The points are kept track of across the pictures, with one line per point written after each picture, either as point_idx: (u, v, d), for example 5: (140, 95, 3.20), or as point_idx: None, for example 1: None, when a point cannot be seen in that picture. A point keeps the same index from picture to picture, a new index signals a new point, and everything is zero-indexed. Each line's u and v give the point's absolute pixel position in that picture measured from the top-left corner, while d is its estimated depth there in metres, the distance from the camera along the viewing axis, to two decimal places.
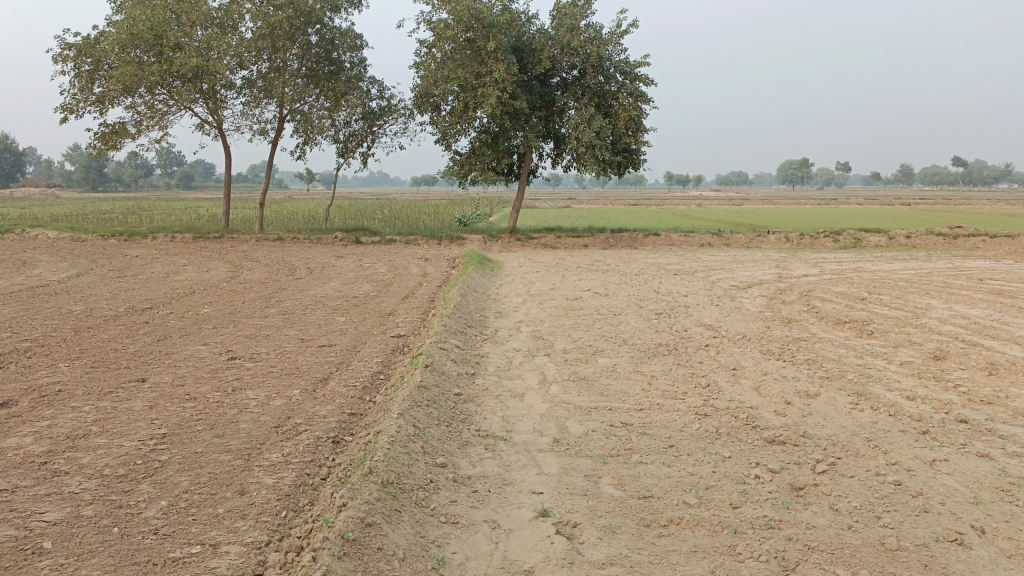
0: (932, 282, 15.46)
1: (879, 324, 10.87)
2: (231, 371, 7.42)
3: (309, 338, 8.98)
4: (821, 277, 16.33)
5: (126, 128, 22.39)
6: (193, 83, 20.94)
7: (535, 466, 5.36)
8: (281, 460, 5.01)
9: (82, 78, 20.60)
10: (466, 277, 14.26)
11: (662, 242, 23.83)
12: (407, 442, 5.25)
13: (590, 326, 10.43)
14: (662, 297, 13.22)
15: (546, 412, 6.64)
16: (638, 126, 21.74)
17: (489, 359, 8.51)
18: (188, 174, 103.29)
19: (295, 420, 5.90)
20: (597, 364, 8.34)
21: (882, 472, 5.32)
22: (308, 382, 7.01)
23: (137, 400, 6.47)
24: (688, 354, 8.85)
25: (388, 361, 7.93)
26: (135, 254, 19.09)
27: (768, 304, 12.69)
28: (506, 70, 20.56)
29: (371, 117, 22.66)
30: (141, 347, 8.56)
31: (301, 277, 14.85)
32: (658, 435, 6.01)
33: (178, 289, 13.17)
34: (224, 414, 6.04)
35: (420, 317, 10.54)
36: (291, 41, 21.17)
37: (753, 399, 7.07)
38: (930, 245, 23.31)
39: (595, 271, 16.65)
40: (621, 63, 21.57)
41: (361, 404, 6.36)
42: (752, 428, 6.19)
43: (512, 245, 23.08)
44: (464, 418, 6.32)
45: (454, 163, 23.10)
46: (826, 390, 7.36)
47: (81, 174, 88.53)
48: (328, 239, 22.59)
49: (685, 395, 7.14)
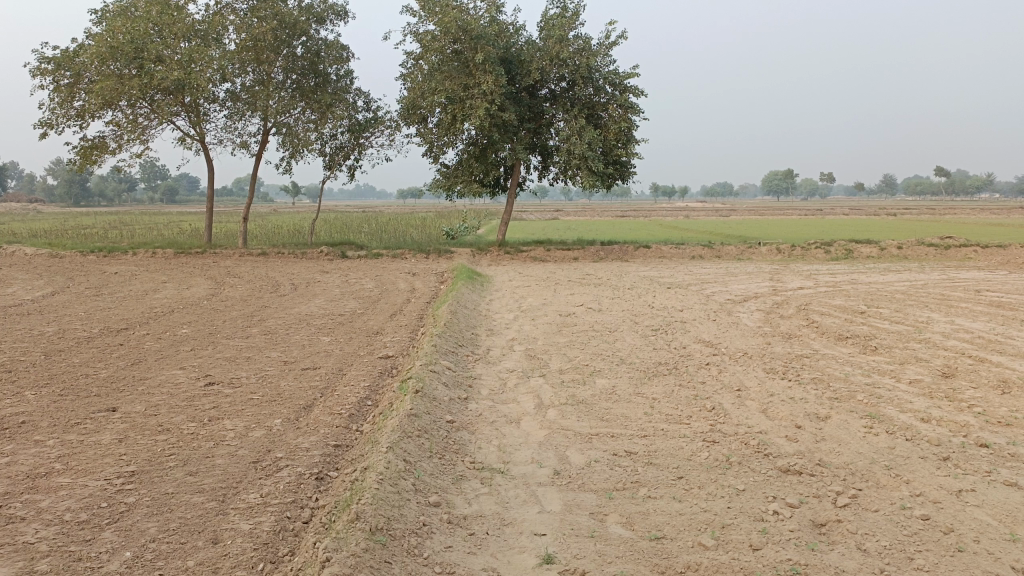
0: (929, 294, 15.21)
1: (882, 340, 10.56)
2: (208, 399, 6.98)
3: (293, 361, 8.55)
4: (816, 289, 16.05)
5: (106, 143, 21.90)
6: (175, 96, 20.49)
7: (535, 503, 4.96)
8: (260, 502, 4.59)
9: (62, 92, 20.13)
10: (455, 293, 13.86)
11: (652, 254, 23.51)
12: (397, 480, 4.84)
13: (586, 345, 10.06)
14: (657, 312, 12.88)
15: (544, 440, 6.25)
16: (628, 138, 21.50)
17: (481, 381, 8.11)
18: (172, 188, 102.39)
19: (275, 453, 5.48)
20: (595, 386, 7.95)
21: (907, 505, 4.96)
22: (291, 410, 6.58)
23: (106, 433, 6.03)
24: (689, 373, 8.49)
25: (375, 385, 7.51)
26: (114, 271, 18.59)
27: (766, 319, 12.37)
28: (494, 82, 20.24)
29: (357, 129, 22.27)
30: (114, 372, 8.11)
31: (286, 294, 14.39)
32: (665, 465, 5.63)
33: (157, 308, 12.70)
34: (199, 448, 5.61)
35: (409, 337, 10.12)
36: (276, 53, 20.79)
37: (762, 423, 6.70)
38: (922, 255, 23.13)
39: (587, 285, 16.30)
40: (611, 74, 21.34)
41: (346, 434, 5.95)
42: (764, 457, 5.82)
43: (502, 258, 22.71)
44: (457, 448, 5.91)
45: (441, 176, 22.71)
46: (837, 412, 7.00)
47: (63, 188, 87.66)
48: (313, 253, 22.14)
49: (690, 419, 6.76)
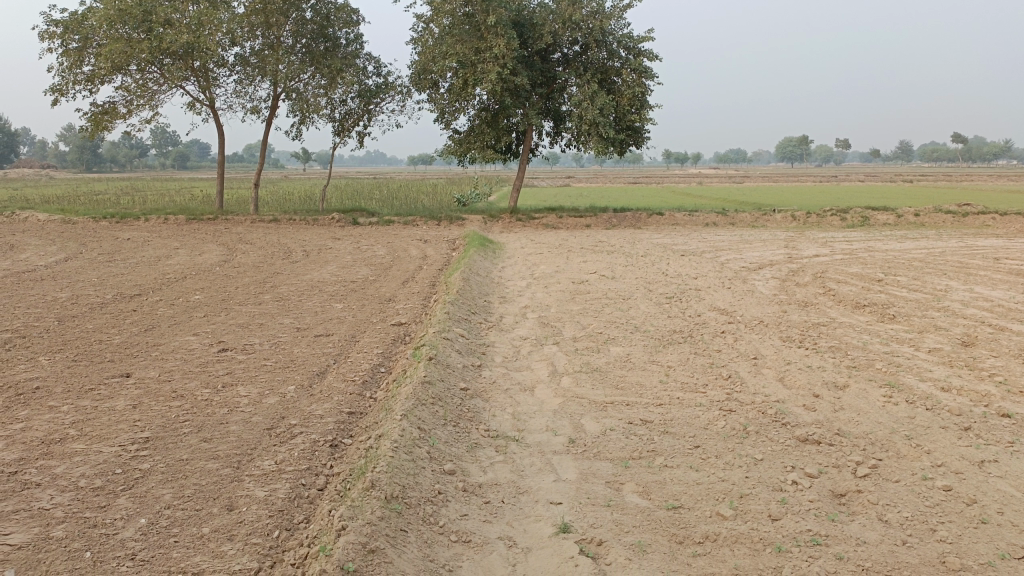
0: (947, 262, 14.99)
1: (901, 308, 10.41)
2: (222, 365, 6.96)
3: (305, 328, 8.51)
4: (832, 257, 15.86)
5: (116, 108, 21.77)
6: (184, 61, 20.29)
7: (551, 471, 4.92)
8: (274, 469, 4.57)
9: (70, 56, 19.96)
10: (467, 260, 13.77)
11: (665, 221, 23.30)
12: (412, 448, 4.80)
13: (599, 312, 9.98)
14: (671, 280, 12.75)
15: (558, 408, 6.19)
16: (642, 103, 21.16)
17: (495, 348, 8.05)
18: (183, 155, 102.29)
19: (289, 420, 5.45)
20: (610, 354, 7.88)
21: (929, 476, 4.89)
22: (304, 377, 6.55)
23: (120, 399, 6.02)
24: (704, 341, 8.39)
25: (389, 353, 7.47)
26: (126, 237, 18.58)
27: (782, 287, 12.22)
28: (506, 46, 19.91)
29: (368, 94, 22.03)
30: (127, 338, 8.10)
31: (297, 260, 14.35)
32: (682, 434, 5.57)
33: (170, 274, 12.69)
34: (213, 415, 5.59)
35: (421, 304, 10.06)
36: (285, 17, 20.50)
37: (779, 392, 6.62)
38: (939, 223, 22.81)
39: (600, 252, 16.18)
40: (625, 37, 20.94)
41: (360, 402, 5.91)
42: (782, 426, 5.75)
43: (514, 225, 22.55)
44: (472, 416, 5.87)
45: (452, 142, 22.48)
46: (856, 381, 6.91)
47: (75, 155, 87.84)
48: (324, 220, 22.04)
49: (707, 388, 6.69)
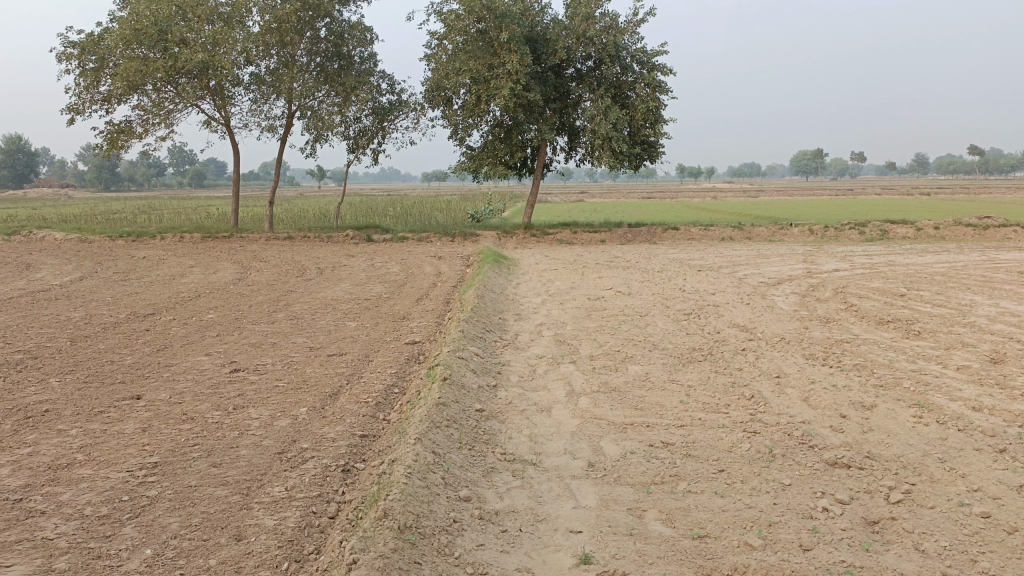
0: (970, 276, 14.70)
1: (925, 324, 10.16)
2: (233, 386, 6.84)
3: (318, 347, 8.40)
4: (852, 271, 15.61)
5: (133, 128, 21.91)
6: (199, 80, 20.40)
7: (570, 497, 4.75)
8: (285, 496, 4.43)
9: (87, 77, 20.14)
10: (482, 277, 13.65)
11: (681, 236, 23.11)
12: (426, 474, 4.65)
13: (616, 329, 9.81)
14: (689, 296, 12.56)
15: (577, 430, 6.02)
16: (656, 118, 21.05)
17: (511, 367, 7.90)
18: (200, 173, 103.32)
19: (301, 444, 5.32)
20: (628, 373, 7.71)
21: (966, 502, 4.67)
22: (317, 398, 6.42)
23: (129, 422, 5.90)
24: (725, 359, 8.20)
25: (403, 372, 7.33)
26: (142, 256, 18.63)
27: (802, 302, 12.00)
28: (519, 61, 19.88)
29: (381, 112, 22.05)
30: (139, 358, 8.02)
31: (311, 278, 14.29)
32: (706, 457, 5.39)
33: (184, 293, 12.64)
34: (223, 438, 5.46)
35: (436, 322, 9.93)
36: (300, 35, 20.60)
37: (805, 412, 6.42)
38: (960, 236, 22.48)
39: (616, 268, 16.01)
40: (639, 52, 20.87)
41: (374, 424, 5.77)
42: (809, 449, 5.55)
43: (528, 241, 22.43)
44: (488, 439, 5.71)
45: (466, 158, 22.44)
46: (884, 401, 6.70)
47: (93, 174, 88.92)
48: (338, 237, 22.03)
49: (729, 408, 6.50)
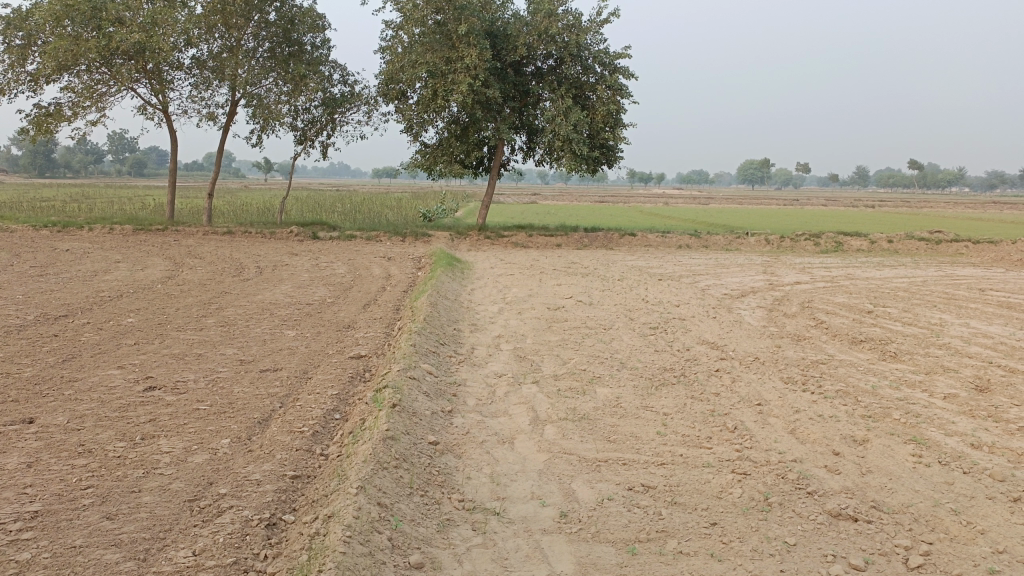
0: (933, 292, 14.43)
1: (900, 345, 9.68)
2: (146, 409, 5.88)
3: (250, 360, 7.47)
4: (814, 284, 15.24)
5: (61, 111, 20.37)
6: (135, 62, 19.04)
7: (541, 560, 4.00)
8: (192, 564, 3.57)
9: (12, 54, 18.65)
10: (434, 281, 12.79)
11: (638, 242, 22.58)
12: (369, 536, 3.84)
13: (580, 344, 9.10)
14: (653, 307, 11.93)
15: (544, 468, 5.28)
16: (616, 121, 20.47)
17: (466, 389, 7.09)
18: (141, 161, 100.14)
19: (218, 488, 4.44)
20: (597, 397, 6.96)
21: (996, 569, 4.08)
22: (242, 426, 5.52)
23: (11, 455, 4.92)
24: (700, 383, 7.53)
25: (345, 395, 6.45)
26: (66, 249, 17.25)
27: (770, 318, 11.46)
28: (478, 56, 19.09)
29: (332, 103, 20.99)
30: (40, 370, 6.98)
31: (249, 278, 13.25)
32: (694, 506, 4.69)
33: (104, 292, 11.50)
34: (124, 479, 4.55)
35: (384, 332, 9.07)
36: (246, 19, 19.43)
37: (794, 448, 5.78)
38: (913, 250, 22.46)
39: (574, 274, 15.33)
40: (601, 53, 20.26)
41: (309, 461, 4.93)
42: (808, 496, 4.90)
43: (482, 243, 21.65)
44: (442, 481, 4.91)
45: (419, 155, 21.53)
46: (876, 436, 6.12)
47: (27, 160, 85.08)
48: (282, 234, 20.89)
49: (712, 443, 5.82)
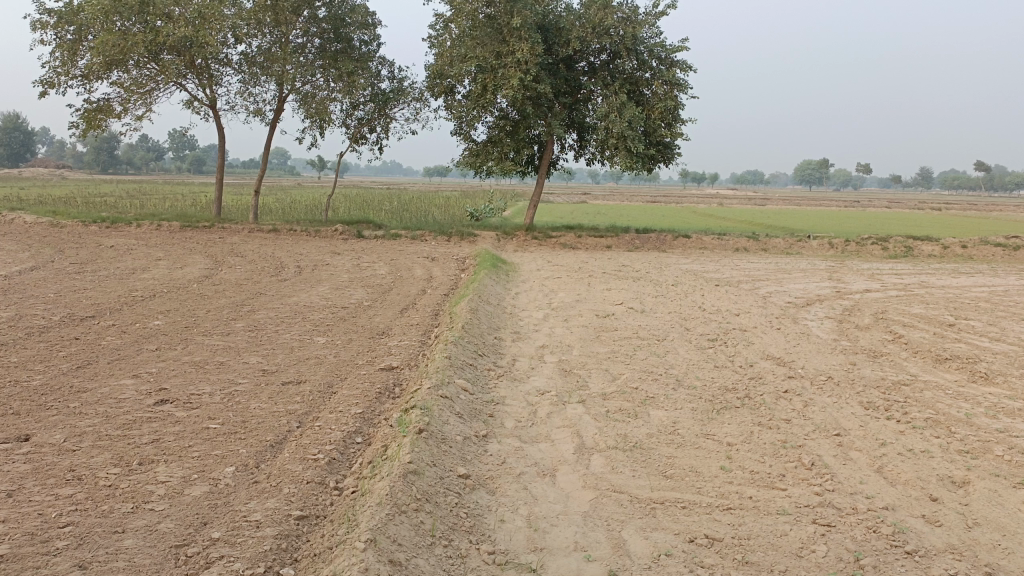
0: (1018, 303, 13.25)
1: (991, 365, 8.64)
2: (151, 427, 5.34)
3: (274, 370, 6.93)
4: (885, 292, 14.16)
5: (111, 107, 20.34)
6: (183, 57, 18.82)
7: None
8: None
9: (63, 50, 18.64)
10: (477, 284, 12.13)
11: (692, 244, 21.60)
12: None
13: (631, 357, 8.34)
14: (710, 316, 11.07)
15: (590, 510, 4.56)
16: (673, 118, 19.55)
17: (505, 409, 6.40)
18: (199, 160, 102.14)
19: (212, 531, 3.83)
20: (650, 422, 6.19)
21: None
22: (252, 451, 4.93)
23: None
24: (768, 406, 6.71)
25: (370, 414, 5.82)
26: (110, 245, 17.10)
27: (840, 330, 10.49)
28: (530, 50, 18.38)
29: (380, 99, 20.54)
30: (51, 378, 6.52)
31: (288, 279, 12.79)
32: (769, 568, 3.93)
33: (137, 291, 11.12)
34: (109, 516, 3.97)
35: (420, 341, 8.44)
36: (295, 14, 19.05)
37: (884, 492, 4.95)
38: (990, 256, 21.00)
39: (626, 279, 14.53)
40: (657, 46, 19.36)
41: (319, 497, 4.32)
42: (908, 558, 4.10)
43: (529, 243, 20.97)
44: (471, 526, 4.22)
45: (468, 153, 20.93)
46: (979, 477, 5.24)
47: (92, 155, 87.15)
48: (327, 232, 20.51)
49: (787, 483, 5.02)
